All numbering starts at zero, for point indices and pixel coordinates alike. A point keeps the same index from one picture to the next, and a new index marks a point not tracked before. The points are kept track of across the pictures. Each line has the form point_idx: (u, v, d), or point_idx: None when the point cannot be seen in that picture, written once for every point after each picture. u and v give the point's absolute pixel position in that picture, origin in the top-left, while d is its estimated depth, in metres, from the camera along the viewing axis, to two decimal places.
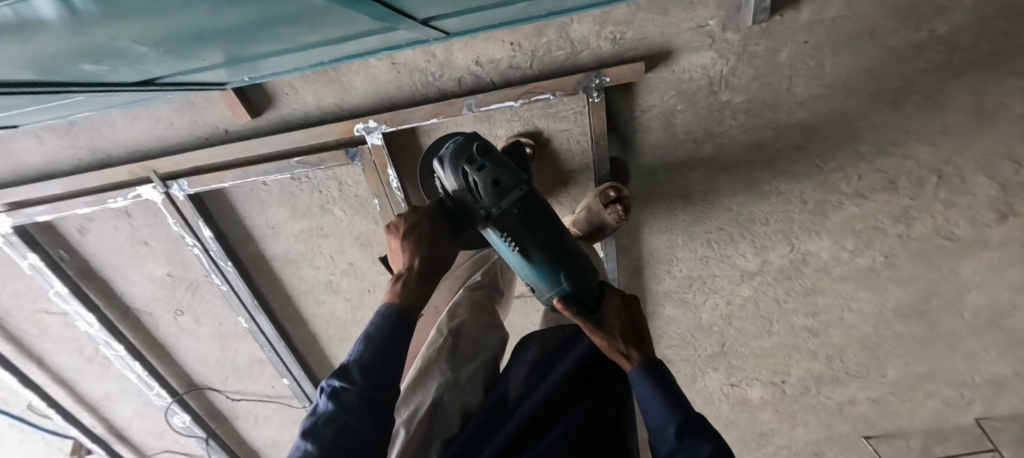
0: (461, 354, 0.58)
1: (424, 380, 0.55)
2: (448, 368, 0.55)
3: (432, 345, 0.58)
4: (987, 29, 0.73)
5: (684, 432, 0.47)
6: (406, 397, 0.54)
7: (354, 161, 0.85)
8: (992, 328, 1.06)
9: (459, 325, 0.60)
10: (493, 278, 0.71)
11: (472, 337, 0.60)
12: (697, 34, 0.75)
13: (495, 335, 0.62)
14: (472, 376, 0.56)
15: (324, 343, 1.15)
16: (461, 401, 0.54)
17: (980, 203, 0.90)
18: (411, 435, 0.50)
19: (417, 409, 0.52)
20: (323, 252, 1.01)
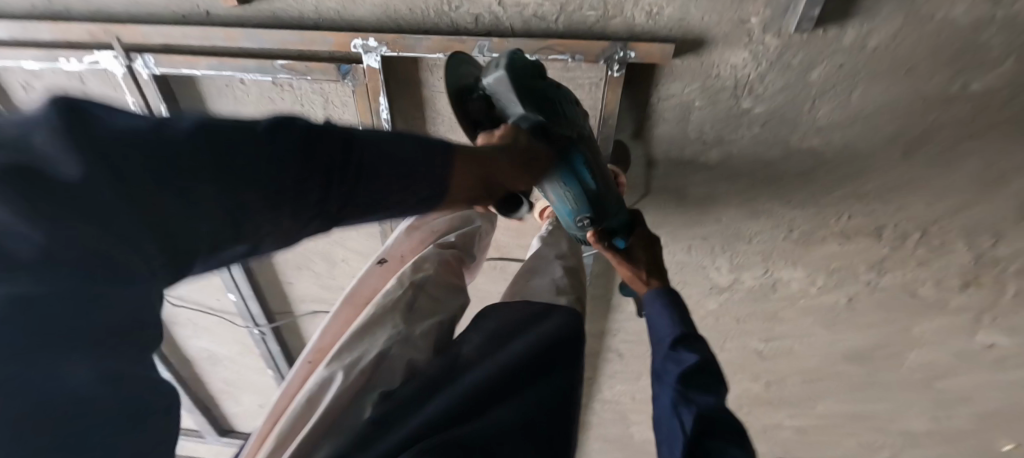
0: (418, 309, 0.56)
1: (374, 328, 0.54)
2: (402, 322, 0.54)
3: (390, 295, 0.57)
4: (1016, 95, 0.71)
5: (679, 341, 0.59)
6: (351, 343, 0.52)
7: (343, 79, 0.77)
8: (925, 384, 1.15)
9: (421, 280, 0.58)
10: (468, 242, 0.67)
11: (433, 295, 0.58)
12: (737, 29, 0.70)
13: (456, 299, 0.59)
14: (425, 333, 0.54)
15: (280, 270, 1.09)
16: (409, 358, 0.51)
17: (951, 267, 0.94)
18: (350, 381, 0.48)
19: (362, 357, 0.50)
20: None
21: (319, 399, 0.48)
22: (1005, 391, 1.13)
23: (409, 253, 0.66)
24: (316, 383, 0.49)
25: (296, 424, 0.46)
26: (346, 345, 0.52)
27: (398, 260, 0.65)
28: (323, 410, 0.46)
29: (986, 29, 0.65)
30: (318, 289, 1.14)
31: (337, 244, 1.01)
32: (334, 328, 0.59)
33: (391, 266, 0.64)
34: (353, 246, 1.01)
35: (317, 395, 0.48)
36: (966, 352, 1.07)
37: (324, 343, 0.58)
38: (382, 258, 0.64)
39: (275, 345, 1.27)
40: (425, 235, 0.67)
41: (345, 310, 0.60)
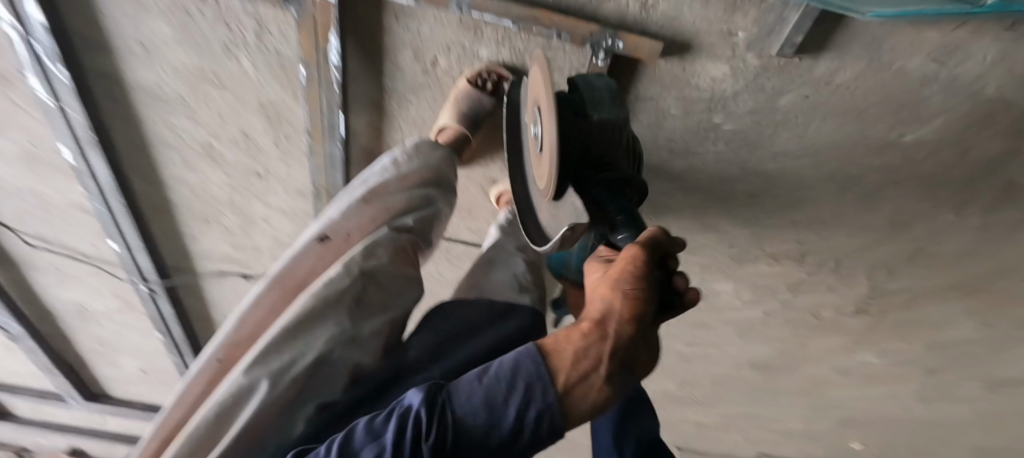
0: (366, 305, 0.51)
1: (311, 325, 0.48)
2: (347, 320, 0.49)
3: (335, 285, 0.50)
4: (938, 150, 0.77)
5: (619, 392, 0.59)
6: (280, 343, 0.46)
7: (288, 6, 0.57)
8: (808, 393, 1.29)
9: (373, 269, 0.53)
10: (426, 227, 0.63)
11: (385, 287, 0.53)
12: (723, 42, 0.67)
13: (412, 293, 0.55)
14: (376, 333, 0.50)
15: (182, 220, 0.94)
16: (355, 361, 0.47)
17: (853, 297, 1.04)
18: (275, 394, 0.43)
19: (295, 360, 0.45)
20: (210, 104, 0.72)
21: (237, 408, 0.43)
22: (868, 402, 1.30)
23: (356, 232, 0.60)
24: (231, 389, 0.44)
25: (211, 432, 0.44)
26: (271, 345, 0.46)
27: (341, 238, 0.59)
28: (246, 421, 0.43)
29: (929, 87, 0.69)
30: (228, 248, 1.00)
31: (258, 199, 0.88)
32: (259, 311, 0.55)
33: (334, 245, 0.59)
34: (278, 203, 0.88)
35: (232, 405, 0.43)
36: (846, 369, 1.21)
37: (247, 330, 0.54)
38: (324, 236, 0.58)
39: (167, 307, 1.14)
40: (379, 212, 0.61)
41: (271, 295, 0.56)
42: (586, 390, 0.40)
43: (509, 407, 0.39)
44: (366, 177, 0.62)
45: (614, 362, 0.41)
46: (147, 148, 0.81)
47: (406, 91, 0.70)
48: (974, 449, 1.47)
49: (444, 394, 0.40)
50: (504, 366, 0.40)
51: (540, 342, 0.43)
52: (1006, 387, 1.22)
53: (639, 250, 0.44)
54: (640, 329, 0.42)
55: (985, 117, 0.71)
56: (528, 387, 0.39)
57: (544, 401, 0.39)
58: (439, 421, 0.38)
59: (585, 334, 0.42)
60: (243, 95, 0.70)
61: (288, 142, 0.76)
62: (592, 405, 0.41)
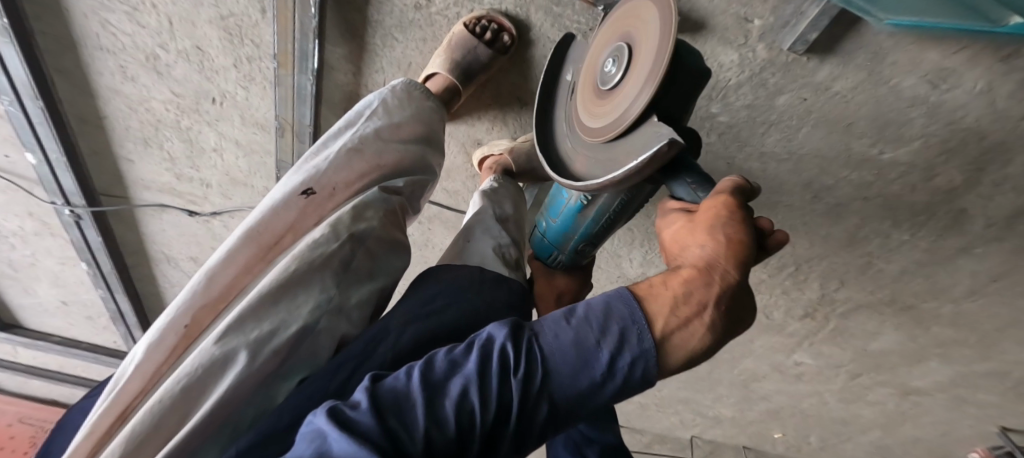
0: (355, 270, 0.47)
1: (294, 290, 0.43)
2: (333, 286, 0.45)
3: (322, 247, 0.46)
4: (909, 173, 0.79)
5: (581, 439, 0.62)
6: (256, 308, 0.41)
7: None
8: (745, 386, 1.34)
9: (364, 232, 0.49)
10: (415, 189, 0.59)
11: (372, 252, 0.49)
12: (736, 27, 0.64)
13: (399, 260, 0.52)
14: (362, 302, 0.47)
15: (116, 137, 0.83)
16: (340, 332, 0.44)
17: (802, 300, 1.08)
18: (256, 367, 0.39)
19: (279, 330, 0.41)
20: (159, 9, 0.62)
21: (212, 381, 0.38)
22: (794, 398, 1.38)
23: (343, 186, 0.54)
24: (203, 360, 0.38)
25: (180, 407, 0.37)
26: (250, 311, 0.41)
27: (326, 194, 0.53)
28: (219, 398, 0.37)
29: (916, 109, 0.70)
30: (169, 177, 0.89)
31: (210, 125, 0.78)
32: (231, 269, 0.47)
33: (317, 200, 0.52)
34: (231, 132, 0.78)
35: (207, 379, 0.38)
36: (781, 367, 1.27)
37: (216, 292, 0.46)
38: (309, 189, 0.52)
39: (93, 235, 1.00)
40: (369, 168, 0.56)
41: (245, 252, 0.48)
42: (687, 336, 0.39)
43: (604, 348, 0.38)
44: (361, 124, 0.56)
45: (720, 307, 0.40)
46: (76, 48, 0.68)
47: (393, 27, 0.62)
48: (874, 448, 1.61)
49: (528, 333, 0.40)
50: (594, 309, 0.40)
51: (632, 290, 0.42)
52: (912, 395, 1.33)
53: (731, 196, 0.44)
54: (745, 275, 0.42)
55: (956, 146, 0.73)
56: (623, 331, 0.39)
57: (641, 347, 0.38)
58: (530, 359, 0.38)
59: (687, 281, 0.41)
60: (200, 2, 0.60)
61: (250, 64, 0.67)
62: (692, 353, 0.40)
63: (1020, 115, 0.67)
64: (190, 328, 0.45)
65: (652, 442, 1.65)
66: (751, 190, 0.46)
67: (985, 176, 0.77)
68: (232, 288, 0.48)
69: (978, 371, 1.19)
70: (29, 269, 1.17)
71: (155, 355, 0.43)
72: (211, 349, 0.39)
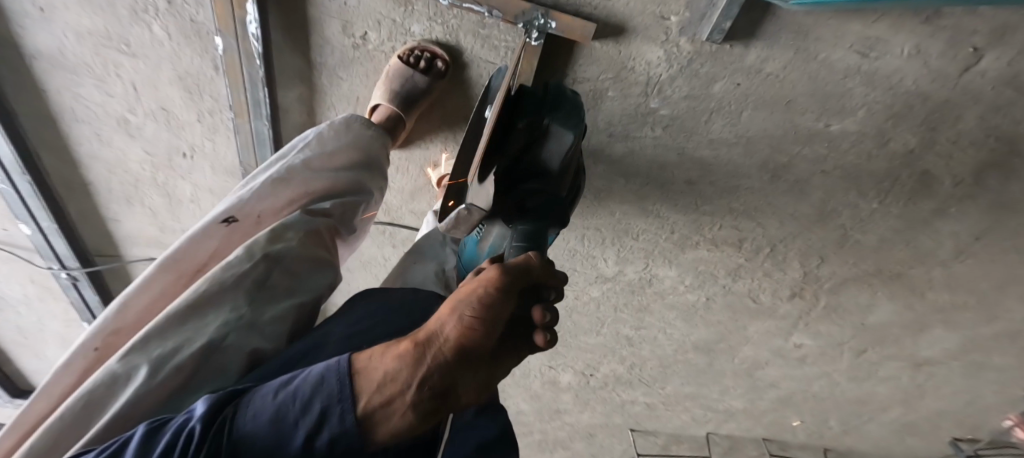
0: (271, 286, 0.49)
1: (204, 310, 0.45)
2: (245, 303, 0.47)
3: (236, 268, 0.48)
4: (860, 142, 0.80)
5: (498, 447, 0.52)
6: (167, 328, 0.43)
7: None
8: (748, 375, 1.32)
9: (282, 252, 0.51)
10: (348, 210, 0.63)
11: (293, 270, 0.52)
12: (656, 25, 0.67)
13: (323, 276, 0.55)
14: (277, 317, 0.48)
15: (100, 199, 0.88)
16: (253, 348, 0.45)
17: (788, 281, 1.06)
18: (157, 381, 0.40)
19: (179, 349, 0.42)
20: (119, 75, 0.68)
21: (111, 398, 0.40)
22: (802, 381, 1.36)
23: (269, 214, 0.58)
24: (103, 378, 0.40)
25: (76, 424, 0.39)
26: (156, 331, 0.43)
27: (252, 220, 0.57)
28: (115, 414, 0.39)
29: (852, 79, 0.71)
30: (153, 229, 0.95)
31: (182, 177, 0.83)
32: (147, 295, 0.50)
33: (242, 227, 0.56)
34: (202, 180, 0.83)
35: (105, 396, 0.40)
36: (782, 351, 1.25)
37: (130, 318, 0.49)
38: (231, 217, 0.55)
39: (92, 294, 1.05)
40: (298, 196, 0.60)
41: (164, 279, 0.51)
42: (386, 417, 0.34)
43: (300, 428, 0.34)
44: (286, 153, 0.61)
45: (425, 391, 0.34)
46: (53, 122, 0.75)
47: (337, 67, 0.68)
48: (901, 426, 1.56)
49: (231, 408, 0.35)
50: (307, 381, 0.35)
51: (357, 356, 0.37)
52: (925, 366, 1.30)
53: (498, 273, 0.38)
54: (467, 361, 0.37)
55: (903, 110, 0.74)
56: (325, 408, 0.34)
57: (339, 425, 0.34)
58: (213, 442, 0.32)
59: (400, 355, 0.35)
60: (155, 65, 0.67)
61: (209, 115, 0.72)
62: (387, 433, 0.35)
63: (958, 71, 0.67)
64: (101, 351, 0.48)
65: (668, 444, 1.61)
66: (527, 272, 0.40)
67: (940, 136, 0.77)
68: (147, 314, 0.50)
69: (986, 333, 1.17)
70: (39, 333, 1.23)
71: (63, 380, 0.46)
72: (114, 368, 0.41)
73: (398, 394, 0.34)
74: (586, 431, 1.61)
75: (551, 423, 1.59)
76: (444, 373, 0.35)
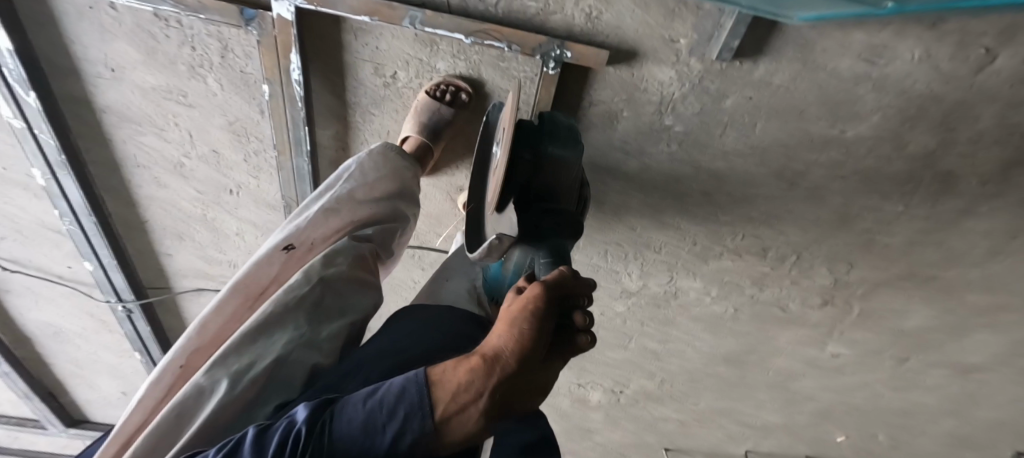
0: (325, 307, 0.53)
1: (270, 330, 0.49)
2: (304, 324, 0.50)
3: (295, 291, 0.52)
4: (877, 147, 0.81)
5: None
6: (241, 345, 0.47)
7: (248, 26, 0.62)
8: (782, 387, 1.29)
9: (331, 274, 0.55)
10: (387, 236, 0.67)
11: (342, 292, 0.55)
12: (665, 48, 0.71)
13: (367, 298, 0.58)
14: (331, 337, 0.52)
15: (154, 237, 0.95)
16: (311, 362, 0.49)
17: (816, 288, 1.05)
18: (235, 392, 0.44)
19: (254, 363, 0.46)
20: (177, 122, 0.75)
21: (200, 407, 0.44)
22: (842, 393, 1.32)
23: (320, 240, 0.62)
24: (191, 390, 0.45)
25: (169, 429, 0.44)
26: (234, 347, 0.47)
27: (306, 247, 0.61)
28: (204, 421, 0.43)
29: (862, 85, 0.73)
30: (200, 263, 1.01)
31: (229, 213, 0.89)
32: (222, 317, 0.55)
33: (297, 254, 0.61)
34: (247, 215, 0.90)
35: (194, 406, 0.44)
36: (817, 361, 1.22)
37: (208, 337, 0.53)
38: (290, 244, 0.60)
39: (144, 325, 1.12)
40: (344, 223, 0.64)
41: (232, 302, 0.55)
42: (461, 421, 0.38)
43: (387, 433, 0.36)
44: (333, 184, 0.66)
45: (497, 396, 0.38)
46: (117, 168, 0.82)
47: (369, 104, 0.74)
48: (953, 440, 1.48)
49: (329, 412, 0.38)
50: (391, 390, 0.38)
51: (430, 367, 0.40)
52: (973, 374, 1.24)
53: (541, 289, 0.42)
54: (527, 372, 0.40)
55: (917, 113, 0.75)
56: (409, 416, 0.37)
57: (422, 429, 0.37)
58: (314, 445, 0.35)
59: (473, 367, 0.39)
60: (209, 114, 0.74)
61: (254, 155, 0.79)
62: (461, 435, 0.38)
63: (970, 72, 0.68)
64: (185, 368, 0.52)
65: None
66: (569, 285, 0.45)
67: (958, 136, 0.77)
68: (221, 334, 0.55)
69: None
70: (92, 365, 1.30)
71: (156, 393, 0.50)
72: (200, 381, 0.45)
73: (475, 399, 0.38)
74: (619, 451, 1.59)
75: (582, 443, 1.57)
76: (512, 380, 0.39)
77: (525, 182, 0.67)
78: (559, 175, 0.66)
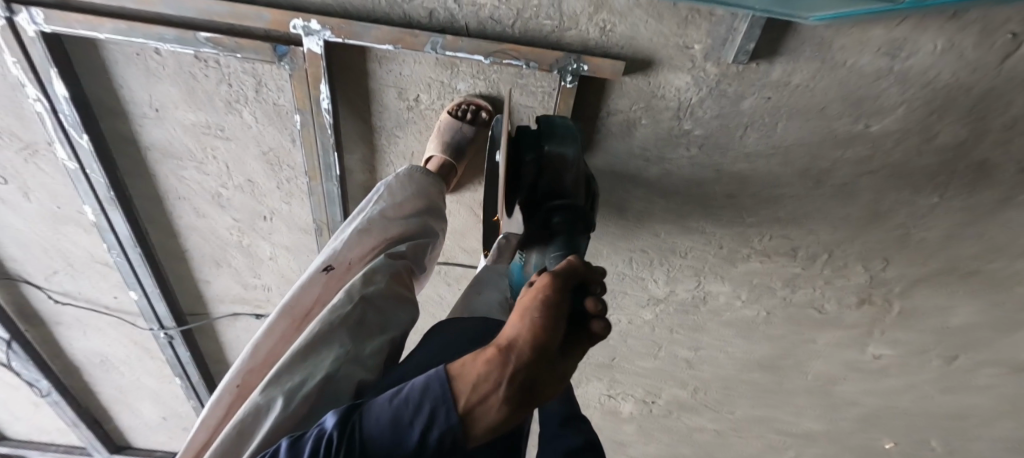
0: (367, 324, 0.55)
1: (317, 348, 0.50)
2: (349, 342, 0.52)
3: (339, 310, 0.54)
4: (905, 139, 0.79)
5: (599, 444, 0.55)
6: (292, 365, 0.49)
7: (280, 61, 0.66)
8: (823, 393, 1.25)
9: (370, 292, 0.57)
10: (419, 252, 0.69)
11: (380, 309, 0.57)
12: (681, 55, 0.72)
13: (405, 314, 0.59)
14: (374, 353, 0.53)
15: (194, 265, 0.99)
16: (358, 378, 0.50)
17: (851, 287, 1.02)
18: (290, 411, 0.45)
19: (306, 381, 0.47)
20: (216, 156, 0.79)
21: (257, 427, 0.45)
22: (888, 398, 1.25)
23: (357, 260, 0.64)
24: (250, 408, 0.46)
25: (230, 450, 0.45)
26: (287, 366, 0.49)
27: (344, 267, 0.63)
28: (264, 439, 0.44)
29: (885, 79, 0.72)
30: (237, 288, 1.05)
31: (264, 238, 0.93)
32: (272, 338, 0.57)
33: (337, 275, 0.63)
34: (281, 240, 0.93)
35: (253, 424, 0.45)
36: (858, 364, 1.17)
37: (259, 359, 0.55)
38: (329, 265, 0.62)
39: (184, 351, 1.15)
40: (378, 242, 0.66)
41: (282, 323, 0.58)
42: (484, 413, 0.38)
43: (414, 430, 0.37)
44: (364, 206, 0.68)
45: (517, 384, 0.38)
46: (160, 201, 0.87)
47: (394, 127, 0.77)
48: None
49: (355, 415, 0.38)
50: (414, 388, 0.39)
51: (449, 363, 0.40)
52: None
53: (553, 278, 0.43)
54: (544, 360, 0.40)
55: (945, 104, 0.74)
56: (433, 410, 0.37)
57: (447, 423, 0.37)
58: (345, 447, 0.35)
59: (490, 357, 0.39)
60: (245, 145, 0.77)
61: (286, 182, 0.82)
62: (486, 427, 0.38)
63: (998, 59, 0.67)
64: (241, 388, 0.53)
65: None
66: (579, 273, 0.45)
67: (991, 124, 0.75)
68: (272, 356, 0.57)
69: None
70: (135, 391, 1.35)
71: (216, 412, 0.52)
72: (257, 399, 0.46)
73: (497, 388, 0.37)
74: None
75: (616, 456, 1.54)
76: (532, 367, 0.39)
77: (532, 185, 0.71)
78: (561, 175, 0.68)
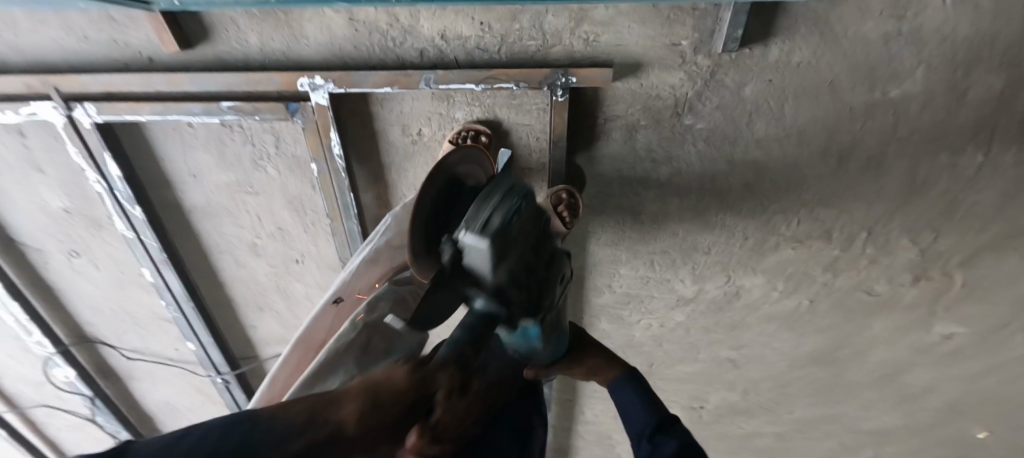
0: (372, 350, 0.59)
1: (328, 374, 0.55)
2: (355, 367, 0.56)
3: (342, 339, 0.59)
4: (931, 101, 0.75)
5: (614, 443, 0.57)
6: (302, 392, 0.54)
7: (294, 118, 0.72)
8: (891, 382, 1.15)
9: (376, 319, 0.61)
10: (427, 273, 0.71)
11: (387, 335, 0.61)
12: (670, 52, 0.72)
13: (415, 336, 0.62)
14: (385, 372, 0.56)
15: (241, 311, 1.07)
16: None
17: (900, 264, 0.95)
18: None
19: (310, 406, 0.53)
20: (248, 210, 0.87)
21: None
22: (971, 383, 1.13)
23: (366, 289, 0.68)
24: None
25: None
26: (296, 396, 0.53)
27: (354, 297, 0.67)
28: None
29: (896, 43, 0.69)
30: (281, 329, 1.11)
31: (299, 279, 0.99)
32: (285, 369, 0.63)
33: (347, 304, 0.67)
34: (314, 280, 0.99)
35: None
36: (926, 347, 1.08)
37: (275, 390, 0.61)
38: (338, 297, 0.66)
39: (240, 394, 1.21)
40: (385, 270, 0.69)
41: (296, 353, 0.63)
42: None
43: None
44: (373, 236, 0.71)
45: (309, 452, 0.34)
46: (207, 256, 0.95)
47: (401, 162, 0.81)
48: None
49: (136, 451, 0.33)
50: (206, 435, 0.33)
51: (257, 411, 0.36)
52: None
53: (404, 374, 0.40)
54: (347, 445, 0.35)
55: (968, 59, 0.70)
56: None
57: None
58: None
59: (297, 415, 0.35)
60: (270, 195, 0.84)
61: (310, 225, 0.88)
62: None
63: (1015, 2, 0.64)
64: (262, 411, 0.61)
65: None
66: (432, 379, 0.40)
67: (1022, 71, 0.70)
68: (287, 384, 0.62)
69: None
70: None
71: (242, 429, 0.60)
72: None
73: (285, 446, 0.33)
74: None
75: None
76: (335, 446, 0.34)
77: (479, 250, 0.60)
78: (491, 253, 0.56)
